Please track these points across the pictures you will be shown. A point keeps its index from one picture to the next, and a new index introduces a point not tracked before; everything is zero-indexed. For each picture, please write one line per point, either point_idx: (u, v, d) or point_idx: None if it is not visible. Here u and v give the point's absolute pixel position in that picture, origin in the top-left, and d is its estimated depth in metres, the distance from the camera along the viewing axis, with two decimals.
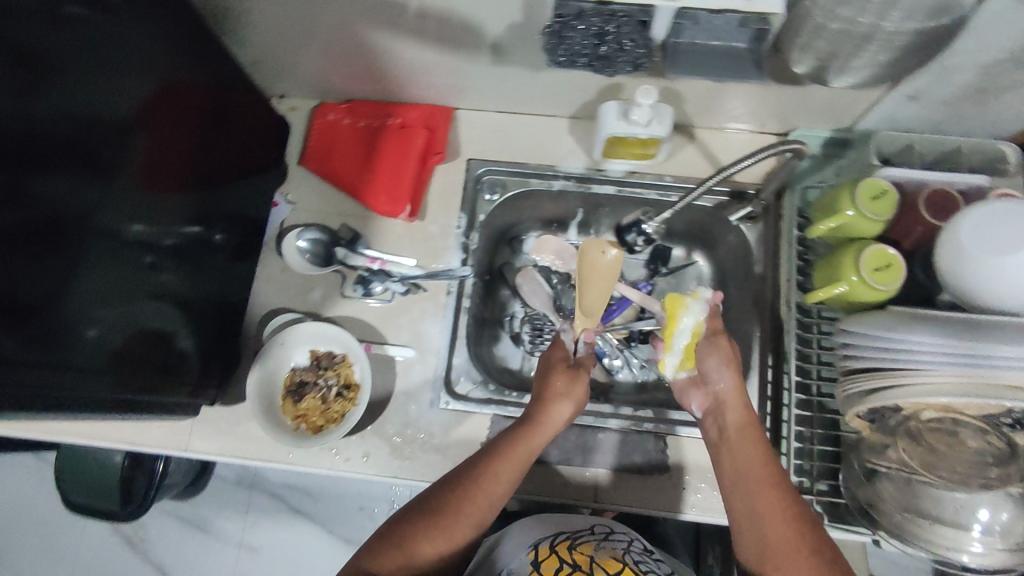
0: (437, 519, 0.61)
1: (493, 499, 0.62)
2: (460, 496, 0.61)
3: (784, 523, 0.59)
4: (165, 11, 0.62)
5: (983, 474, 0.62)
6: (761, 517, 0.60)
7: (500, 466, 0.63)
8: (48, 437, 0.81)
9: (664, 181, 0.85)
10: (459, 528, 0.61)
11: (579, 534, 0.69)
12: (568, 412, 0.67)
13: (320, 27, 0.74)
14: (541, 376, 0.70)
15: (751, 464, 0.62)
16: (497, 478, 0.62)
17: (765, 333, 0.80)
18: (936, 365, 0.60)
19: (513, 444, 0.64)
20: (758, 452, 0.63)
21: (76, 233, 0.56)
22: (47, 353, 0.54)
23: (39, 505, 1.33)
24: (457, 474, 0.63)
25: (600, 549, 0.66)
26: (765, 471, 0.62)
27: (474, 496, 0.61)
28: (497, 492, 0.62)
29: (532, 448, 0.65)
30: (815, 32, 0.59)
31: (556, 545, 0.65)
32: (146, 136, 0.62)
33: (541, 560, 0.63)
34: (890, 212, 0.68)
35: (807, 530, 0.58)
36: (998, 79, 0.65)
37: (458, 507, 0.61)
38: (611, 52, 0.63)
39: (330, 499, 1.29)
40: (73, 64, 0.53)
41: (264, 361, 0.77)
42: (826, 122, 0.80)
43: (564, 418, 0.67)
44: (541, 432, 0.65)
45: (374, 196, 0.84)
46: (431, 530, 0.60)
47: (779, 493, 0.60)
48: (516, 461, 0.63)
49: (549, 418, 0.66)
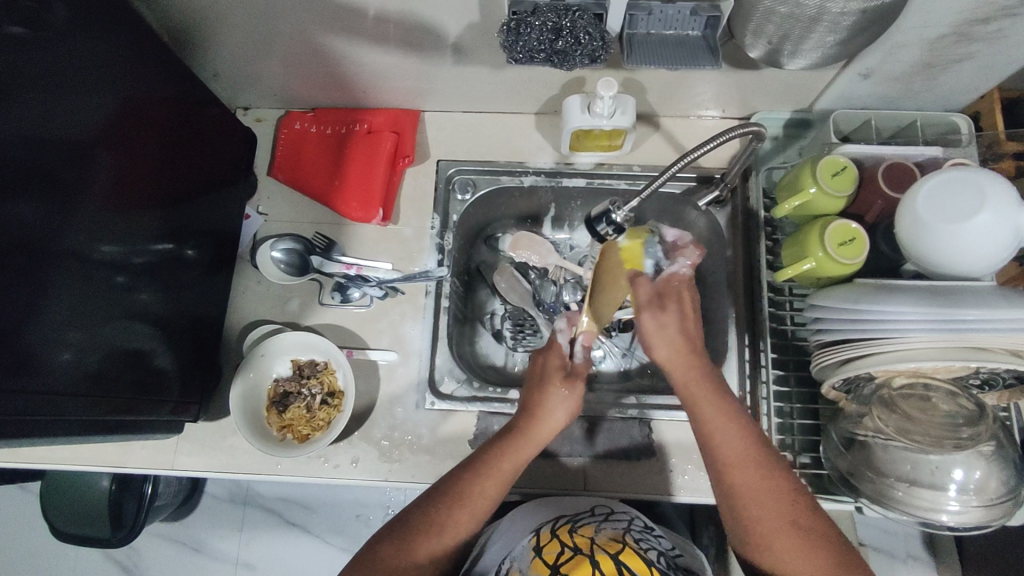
0: (424, 533, 0.60)
1: (482, 509, 0.62)
2: (446, 509, 0.61)
3: (767, 502, 0.57)
4: (119, 30, 0.62)
5: (955, 434, 0.63)
6: (741, 497, 0.58)
7: (484, 479, 0.62)
8: (30, 465, 0.80)
9: (633, 171, 0.86)
10: (447, 540, 0.60)
11: (579, 517, 0.70)
12: (560, 421, 0.67)
13: (280, 36, 0.74)
14: (536, 378, 0.69)
15: (722, 439, 0.60)
16: (483, 491, 0.62)
17: (740, 313, 0.82)
18: (902, 333, 0.62)
19: (497, 458, 0.63)
20: (730, 425, 0.61)
21: (42, 257, 0.55)
22: (19, 380, 0.54)
23: (27, 537, 1.31)
24: (442, 486, 0.62)
25: (600, 530, 0.66)
26: (742, 446, 0.60)
27: (462, 508, 0.61)
28: (485, 502, 0.62)
29: (519, 458, 0.64)
30: (765, 15, 0.60)
31: (557, 530, 0.66)
32: (109, 156, 0.62)
33: (542, 545, 0.63)
34: (850, 187, 0.70)
35: (794, 507, 0.57)
36: (945, 52, 0.67)
37: (443, 522, 0.60)
38: (568, 46, 0.62)
39: (325, 510, 1.29)
40: (28, 88, 0.53)
41: (245, 374, 0.77)
42: (786, 104, 0.82)
43: (556, 429, 0.66)
44: (526, 445, 0.64)
45: (344, 202, 0.84)
46: (417, 545, 0.59)
47: (759, 470, 0.59)
48: (502, 475, 0.63)
49: (538, 424, 0.66)
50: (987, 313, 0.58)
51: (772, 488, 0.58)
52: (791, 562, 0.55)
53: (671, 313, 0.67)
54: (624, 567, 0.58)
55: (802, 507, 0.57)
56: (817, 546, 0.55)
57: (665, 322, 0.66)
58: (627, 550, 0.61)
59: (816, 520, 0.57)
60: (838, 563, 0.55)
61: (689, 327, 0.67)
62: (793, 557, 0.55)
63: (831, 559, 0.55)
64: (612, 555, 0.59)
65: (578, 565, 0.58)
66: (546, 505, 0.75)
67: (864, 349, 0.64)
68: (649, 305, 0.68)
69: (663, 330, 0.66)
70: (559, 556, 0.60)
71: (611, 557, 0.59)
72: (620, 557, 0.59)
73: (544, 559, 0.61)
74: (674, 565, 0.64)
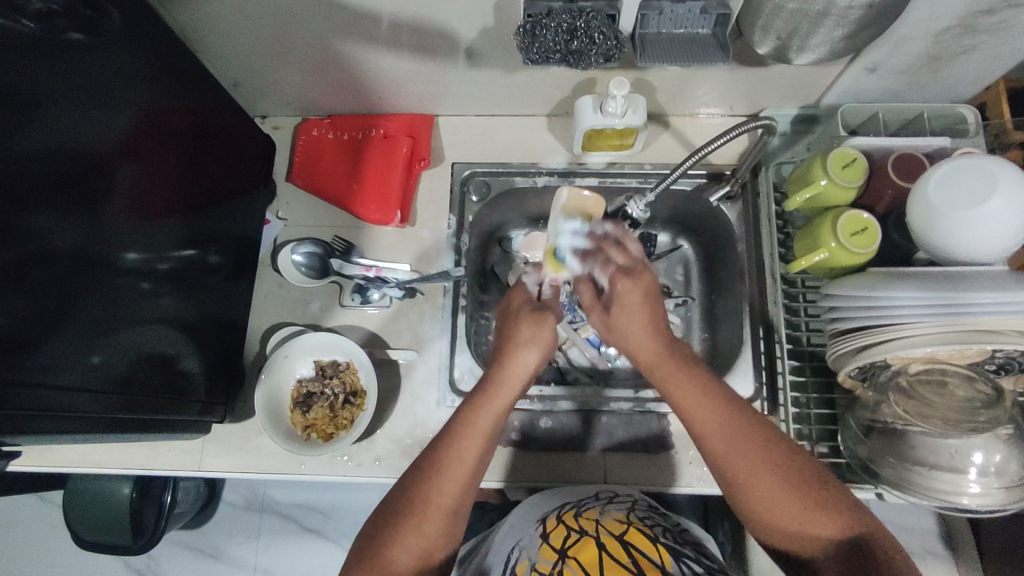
0: (413, 508, 0.56)
1: (469, 472, 0.58)
2: (429, 477, 0.57)
3: (758, 461, 0.55)
4: (144, 41, 0.64)
5: (972, 418, 0.65)
6: (728, 465, 0.55)
7: (464, 441, 0.58)
8: (60, 468, 0.82)
9: (644, 169, 0.88)
10: (437, 510, 0.56)
11: (584, 502, 0.70)
12: (534, 358, 0.63)
13: (298, 45, 0.76)
14: (506, 323, 0.66)
15: (697, 412, 0.57)
16: (463, 454, 0.58)
17: (754, 306, 0.83)
18: (918, 318, 0.63)
19: (469, 416, 0.59)
20: (703, 396, 0.58)
21: (68, 265, 0.57)
22: (47, 385, 0.55)
23: (46, 548, 1.31)
24: (421, 457, 0.59)
25: (604, 512, 0.66)
26: (717, 414, 0.57)
27: (444, 473, 0.57)
28: (471, 467, 0.58)
29: (493, 409, 0.60)
30: (773, 12, 0.61)
31: (562, 514, 0.66)
32: (135, 165, 0.63)
33: (549, 531, 0.64)
34: (860, 179, 0.71)
35: (783, 459, 0.55)
36: (951, 44, 0.68)
37: (429, 491, 0.56)
38: (583, 46, 0.63)
39: (342, 516, 1.29)
40: (57, 97, 0.55)
41: (270, 376, 0.78)
42: (793, 101, 0.84)
43: (530, 367, 0.63)
44: (500, 392, 0.61)
45: (363, 206, 0.87)
46: (408, 523, 0.55)
47: (742, 431, 0.56)
48: (481, 434, 0.59)
49: (511, 369, 0.62)
50: (998, 297, 0.60)
51: (756, 445, 0.55)
52: (797, 521, 0.53)
53: (639, 277, 0.63)
54: (631, 547, 0.60)
55: (792, 461, 0.55)
56: (817, 502, 0.53)
57: (628, 294, 0.62)
58: (631, 530, 0.63)
59: (809, 473, 0.55)
60: (840, 510, 0.53)
61: (654, 298, 0.62)
62: (793, 516, 0.53)
63: (833, 509, 0.53)
64: (617, 536, 0.61)
65: (585, 549, 0.60)
66: (554, 494, 0.75)
67: (877, 337, 0.65)
68: (622, 273, 0.64)
69: (626, 307, 0.62)
70: (566, 540, 0.62)
71: (616, 538, 0.61)
72: (626, 538, 0.61)
73: (552, 545, 0.62)
74: (681, 539, 0.65)
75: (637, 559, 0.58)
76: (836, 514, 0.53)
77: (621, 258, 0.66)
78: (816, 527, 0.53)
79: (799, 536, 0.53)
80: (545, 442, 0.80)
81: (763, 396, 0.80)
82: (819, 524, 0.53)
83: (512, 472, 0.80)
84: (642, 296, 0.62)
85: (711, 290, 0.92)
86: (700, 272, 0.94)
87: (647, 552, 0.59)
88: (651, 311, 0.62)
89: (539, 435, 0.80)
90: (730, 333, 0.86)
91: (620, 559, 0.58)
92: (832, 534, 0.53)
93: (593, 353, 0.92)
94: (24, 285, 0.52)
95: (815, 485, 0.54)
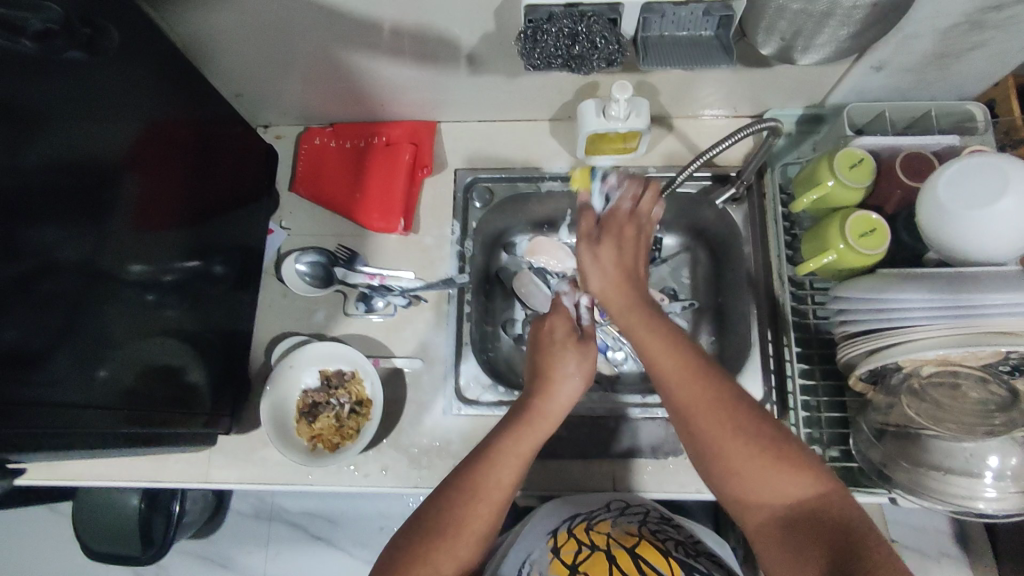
0: (447, 531, 0.55)
1: (503, 497, 0.58)
2: (462, 502, 0.57)
3: (715, 415, 0.54)
4: (146, 53, 0.63)
5: (988, 421, 0.63)
6: (692, 419, 0.55)
7: (502, 465, 0.58)
8: (68, 481, 0.82)
9: (649, 171, 0.87)
10: (470, 534, 0.56)
11: (595, 513, 0.70)
12: (575, 389, 0.62)
13: (299, 54, 0.76)
14: (544, 353, 0.65)
15: (664, 363, 0.57)
16: (501, 479, 0.58)
17: (761, 309, 0.82)
18: (928, 321, 0.63)
19: (512, 442, 0.59)
20: (670, 346, 0.57)
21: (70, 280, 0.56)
22: (52, 403, 0.54)
23: (56, 560, 1.32)
24: (454, 479, 0.58)
25: (616, 525, 0.66)
26: (682, 365, 0.56)
27: (483, 499, 0.57)
28: (506, 489, 0.58)
29: (535, 440, 0.60)
30: (778, 12, 0.61)
31: (573, 528, 0.66)
32: (137, 177, 0.63)
33: (560, 545, 0.64)
34: (867, 180, 0.70)
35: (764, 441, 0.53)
36: (957, 42, 0.68)
37: (463, 518, 0.56)
38: (584, 51, 0.63)
39: (351, 523, 1.29)
40: (60, 110, 0.55)
41: (275, 387, 0.78)
42: (798, 101, 0.83)
43: (572, 397, 0.63)
44: (543, 423, 0.61)
45: (367, 214, 0.87)
46: (437, 546, 0.55)
47: (703, 385, 0.55)
48: (520, 456, 0.59)
49: (551, 395, 0.62)
50: (1010, 299, 0.59)
51: (720, 404, 0.55)
52: (757, 477, 0.52)
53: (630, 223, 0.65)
54: (641, 561, 0.59)
55: (759, 423, 0.54)
56: (783, 462, 0.52)
57: (615, 235, 0.64)
58: (643, 543, 0.62)
59: (778, 435, 0.54)
60: (807, 472, 0.52)
61: (636, 251, 0.64)
62: (755, 472, 0.52)
63: (800, 471, 0.52)
64: (628, 550, 0.61)
65: (596, 564, 0.59)
66: (563, 504, 0.74)
67: (889, 339, 0.64)
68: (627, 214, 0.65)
69: (602, 266, 0.63)
70: (578, 555, 0.61)
71: (627, 553, 0.60)
72: (637, 552, 0.60)
73: (563, 560, 0.61)
74: (694, 552, 0.64)
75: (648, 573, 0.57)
76: (805, 476, 0.52)
77: (641, 203, 0.65)
78: (778, 488, 0.52)
79: (757, 494, 0.53)
80: (553, 449, 0.80)
81: (772, 400, 0.79)
82: (785, 483, 0.52)
83: (520, 480, 0.79)
84: (620, 262, 0.63)
85: (717, 293, 0.91)
86: (706, 275, 0.93)
87: (658, 567, 0.59)
88: (625, 276, 0.62)
89: (546, 442, 0.80)
90: (738, 336, 0.85)
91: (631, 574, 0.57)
92: (796, 494, 0.52)
93: (600, 358, 0.90)
94: (26, 302, 0.52)
95: (784, 448, 0.53)
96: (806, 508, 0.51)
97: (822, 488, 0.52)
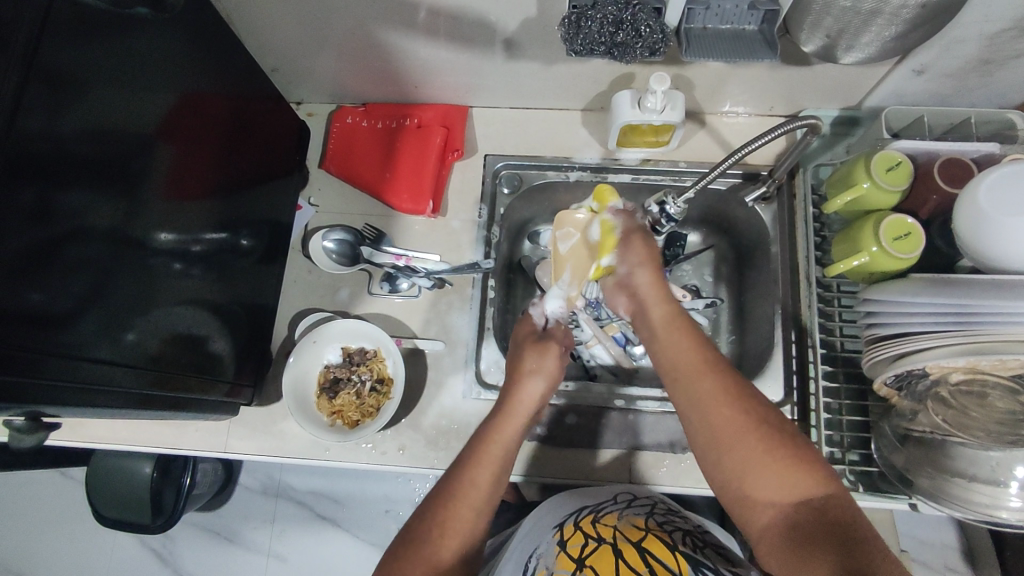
0: (431, 538, 0.56)
1: (480, 499, 0.58)
2: (445, 502, 0.58)
3: (730, 403, 0.55)
4: (186, 23, 0.64)
5: (1016, 432, 0.63)
6: (699, 405, 0.56)
7: (475, 467, 0.59)
8: (89, 443, 0.83)
9: (679, 167, 0.87)
10: (454, 536, 0.57)
11: (602, 505, 0.70)
12: (540, 387, 0.65)
13: (338, 31, 0.76)
14: (513, 357, 0.69)
15: (678, 356, 0.59)
16: (476, 480, 0.58)
17: (787, 310, 0.82)
18: (945, 332, 0.62)
19: (485, 444, 0.60)
20: (690, 343, 0.59)
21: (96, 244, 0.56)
22: (73, 369, 0.54)
23: (65, 523, 1.33)
24: (440, 486, 0.59)
25: (622, 517, 0.66)
26: (697, 358, 0.58)
27: (461, 503, 0.58)
28: (482, 492, 0.58)
29: (505, 438, 0.61)
30: (824, 8, 0.60)
31: (580, 521, 0.66)
32: (169, 146, 0.63)
33: (567, 539, 0.64)
34: (905, 183, 0.70)
35: (767, 431, 0.54)
36: (1003, 48, 0.67)
37: (445, 523, 0.57)
38: (628, 38, 0.62)
39: (357, 505, 1.29)
40: (100, 77, 0.55)
41: (298, 359, 0.79)
42: (834, 102, 0.83)
43: (537, 396, 0.64)
44: (511, 420, 0.62)
45: (396, 195, 0.87)
46: (424, 552, 0.55)
47: (715, 378, 0.56)
48: (493, 459, 0.60)
49: (519, 398, 0.64)
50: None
51: (729, 396, 0.55)
52: (761, 472, 0.52)
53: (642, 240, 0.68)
54: (648, 555, 0.59)
55: (770, 421, 0.54)
56: (789, 457, 0.52)
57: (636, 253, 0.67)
58: (649, 537, 0.62)
59: (788, 432, 0.54)
60: (813, 470, 0.52)
61: (654, 260, 0.67)
62: (757, 466, 0.53)
63: (809, 469, 0.52)
64: (635, 544, 0.61)
65: (602, 558, 0.59)
66: (577, 495, 0.74)
67: (911, 345, 0.64)
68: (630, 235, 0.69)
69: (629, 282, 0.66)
70: (584, 548, 0.61)
71: (633, 546, 0.60)
72: (643, 544, 0.60)
73: (570, 554, 0.61)
74: (700, 543, 0.63)
75: (654, 568, 0.57)
76: (808, 477, 0.52)
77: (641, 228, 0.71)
78: (783, 487, 0.52)
79: (762, 492, 0.52)
80: (570, 438, 0.80)
81: (794, 401, 0.79)
82: (787, 486, 0.52)
83: (536, 466, 0.80)
84: (654, 273, 0.66)
85: (739, 292, 0.91)
86: (730, 273, 0.93)
87: (665, 561, 0.58)
88: (657, 285, 0.65)
89: (563, 431, 0.80)
90: (760, 335, 0.85)
91: (637, 567, 0.58)
92: (801, 493, 0.51)
93: (618, 350, 0.90)
94: (49, 269, 0.51)
95: (791, 449, 0.53)
96: (816, 510, 0.51)
97: (828, 488, 0.52)
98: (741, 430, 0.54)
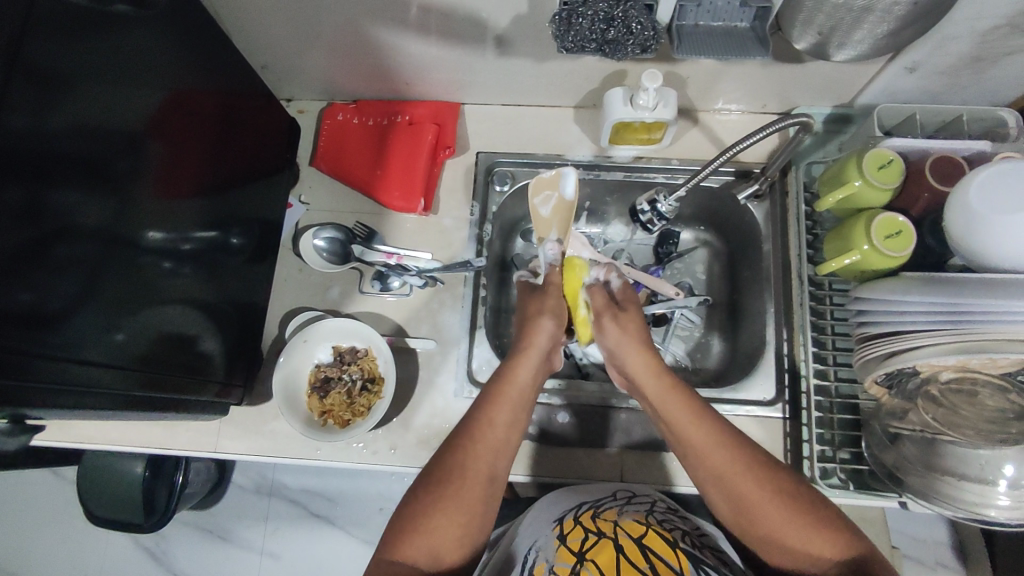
0: (445, 483, 0.56)
1: (498, 439, 0.59)
2: (464, 445, 0.57)
3: (753, 474, 0.56)
4: (171, 17, 0.63)
5: (1004, 429, 0.63)
6: (716, 472, 0.57)
7: (495, 408, 0.60)
8: (78, 443, 0.82)
9: (671, 164, 0.86)
10: (475, 478, 0.56)
11: (601, 501, 0.70)
12: (551, 329, 0.66)
13: (329, 27, 0.75)
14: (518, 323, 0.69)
15: (679, 419, 0.59)
16: (494, 420, 0.59)
17: (779, 308, 0.82)
18: (936, 328, 0.62)
19: (500, 387, 0.61)
20: (691, 410, 0.59)
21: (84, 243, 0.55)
22: (61, 372, 0.53)
23: (57, 523, 1.33)
24: (456, 430, 0.59)
25: (623, 513, 0.66)
26: (705, 426, 0.58)
27: (478, 443, 0.58)
28: (501, 431, 0.59)
29: (519, 380, 0.62)
30: (815, 6, 0.60)
31: (579, 516, 0.66)
32: (158, 143, 0.62)
33: (567, 533, 0.63)
34: (896, 181, 0.70)
35: (787, 490, 0.55)
36: (995, 46, 0.67)
37: (462, 465, 0.57)
38: (619, 35, 0.62)
39: (351, 503, 1.29)
40: (88, 73, 0.54)
41: (289, 358, 0.78)
42: (826, 100, 0.83)
43: (551, 336, 0.66)
44: (526, 359, 0.63)
45: (386, 192, 0.86)
46: (443, 498, 0.55)
47: (727, 444, 0.57)
48: (511, 399, 0.60)
49: (533, 343, 0.65)
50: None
51: (743, 462, 0.57)
52: (790, 531, 0.54)
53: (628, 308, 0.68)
54: (649, 552, 0.59)
55: (787, 480, 0.56)
56: (817, 516, 0.54)
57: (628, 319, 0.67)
58: (650, 533, 0.62)
59: (809, 491, 0.56)
60: (841, 530, 0.54)
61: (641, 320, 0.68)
62: (787, 524, 0.54)
63: (837, 530, 0.54)
64: (635, 540, 0.61)
65: (603, 552, 0.59)
66: (569, 493, 0.74)
67: (905, 343, 0.64)
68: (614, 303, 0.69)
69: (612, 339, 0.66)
70: (584, 543, 0.61)
71: (634, 542, 0.60)
72: (643, 540, 0.61)
73: (570, 547, 0.61)
74: (700, 544, 0.63)
75: (656, 564, 0.58)
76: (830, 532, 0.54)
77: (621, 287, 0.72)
78: (810, 542, 0.54)
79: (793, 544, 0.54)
80: (562, 437, 0.80)
81: (785, 399, 0.79)
82: (814, 540, 0.54)
83: (528, 465, 0.80)
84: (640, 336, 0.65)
85: (732, 290, 0.91)
86: (722, 270, 0.93)
87: (666, 559, 0.59)
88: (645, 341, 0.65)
89: (555, 430, 0.80)
90: (753, 333, 0.85)
91: (637, 561, 0.58)
92: (825, 548, 0.54)
93: None
94: (36, 269, 0.50)
95: (814, 507, 0.55)
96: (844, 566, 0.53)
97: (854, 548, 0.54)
98: (765, 494, 0.55)
